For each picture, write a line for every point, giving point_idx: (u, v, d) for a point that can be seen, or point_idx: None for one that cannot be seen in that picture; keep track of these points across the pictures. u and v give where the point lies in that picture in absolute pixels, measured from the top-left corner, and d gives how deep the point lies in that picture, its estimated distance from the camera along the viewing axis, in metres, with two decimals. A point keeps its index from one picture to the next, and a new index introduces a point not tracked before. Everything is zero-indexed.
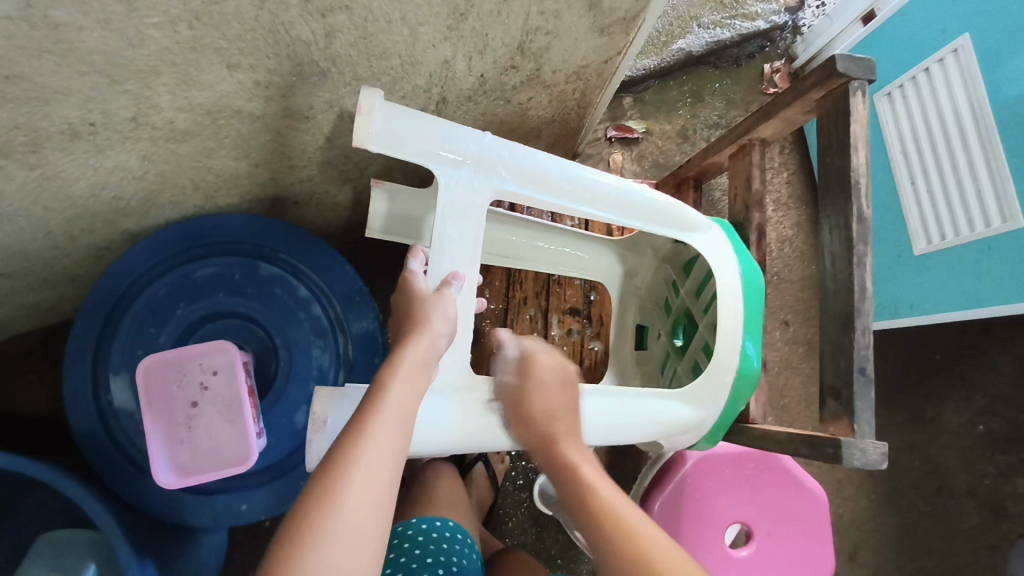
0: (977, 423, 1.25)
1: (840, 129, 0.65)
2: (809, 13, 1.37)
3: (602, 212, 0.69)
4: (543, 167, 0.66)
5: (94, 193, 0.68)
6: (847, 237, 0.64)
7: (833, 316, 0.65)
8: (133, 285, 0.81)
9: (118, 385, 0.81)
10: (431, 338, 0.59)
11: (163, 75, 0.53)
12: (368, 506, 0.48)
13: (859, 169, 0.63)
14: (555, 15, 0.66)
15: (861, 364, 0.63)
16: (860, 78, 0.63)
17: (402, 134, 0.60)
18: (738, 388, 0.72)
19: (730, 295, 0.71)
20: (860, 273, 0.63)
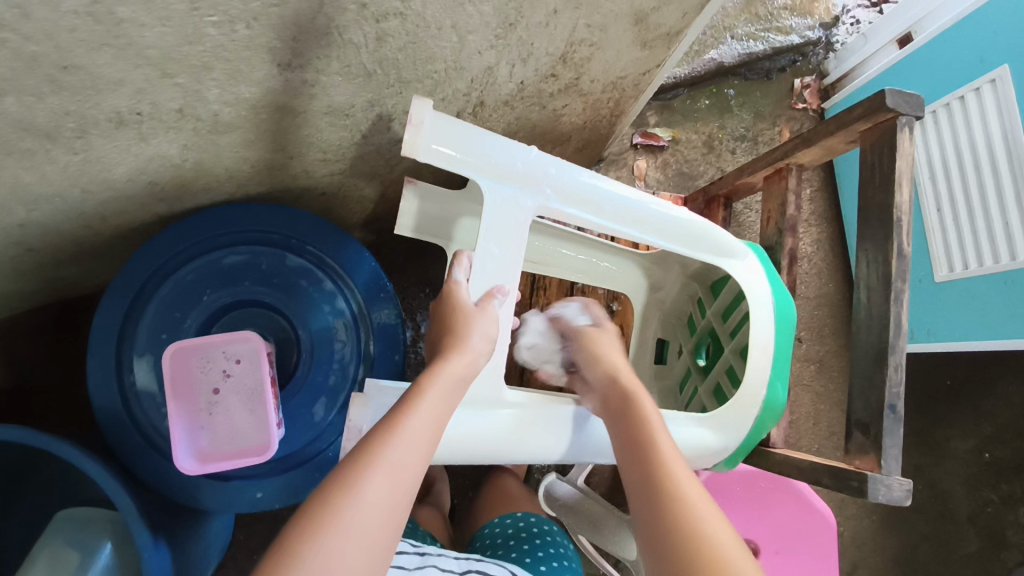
0: (983, 451, 1.26)
1: (881, 161, 0.65)
2: (843, 30, 1.37)
3: (639, 234, 0.70)
4: (587, 187, 0.68)
5: (132, 177, 0.68)
6: (885, 272, 0.65)
7: (865, 350, 0.66)
8: (161, 268, 0.81)
9: (141, 367, 0.82)
10: (473, 357, 0.62)
11: (214, 71, 0.54)
12: (385, 506, 0.48)
13: (902, 206, 0.64)
14: (601, 28, 0.66)
15: (892, 401, 0.64)
16: (909, 113, 0.63)
17: (454, 149, 0.62)
18: (762, 417, 0.72)
19: (762, 326, 0.72)
20: (896, 310, 0.63)
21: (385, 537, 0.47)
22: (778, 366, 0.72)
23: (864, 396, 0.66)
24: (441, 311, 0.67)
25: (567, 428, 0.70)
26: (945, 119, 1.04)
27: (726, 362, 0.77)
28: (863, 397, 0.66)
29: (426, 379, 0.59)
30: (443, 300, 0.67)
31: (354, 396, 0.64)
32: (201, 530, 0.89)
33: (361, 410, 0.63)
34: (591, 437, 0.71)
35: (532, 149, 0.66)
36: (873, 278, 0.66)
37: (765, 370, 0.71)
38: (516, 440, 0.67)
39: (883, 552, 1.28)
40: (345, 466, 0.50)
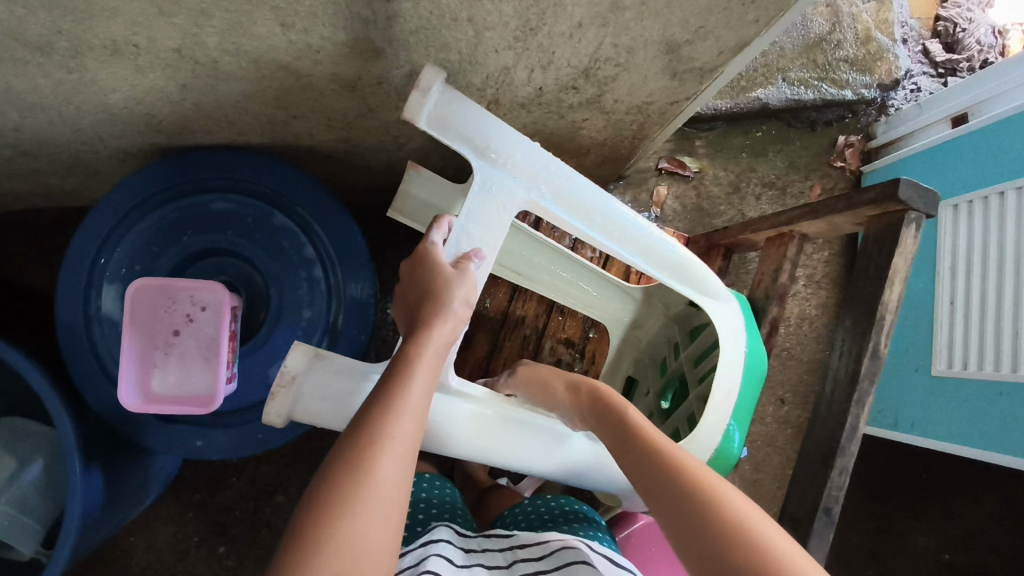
0: (944, 553, 1.22)
1: (884, 251, 0.62)
2: (901, 95, 1.32)
3: (627, 253, 0.66)
4: (586, 195, 0.63)
5: (128, 107, 0.67)
6: (855, 369, 0.63)
7: (817, 443, 0.66)
8: (148, 199, 0.80)
9: (109, 293, 0.81)
10: (455, 323, 0.57)
11: (214, 19, 0.52)
12: (398, 478, 0.47)
13: (888, 304, 0.62)
14: (629, 50, 0.63)
15: (828, 504, 0.64)
16: (920, 211, 0.59)
17: (455, 119, 0.57)
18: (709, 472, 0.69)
19: (727, 375, 0.68)
20: (856, 413, 0.63)
21: (399, 516, 0.46)
22: (736, 419, 0.69)
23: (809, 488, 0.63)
24: (414, 271, 0.61)
25: (528, 436, 0.65)
26: (978, 212, 1.00)
27: (688, 408, 0.74)
28: (803, 494, 0.65)
29: (416, 344, 0.55)
30: (416, 260, 0.61)
31: (297, 341, 0.60)
32: (142, 464, 0.89)
33: (298, 356, 0.60)
34: (553, 451, 0.66)
35: (535, 144, 0.61)
36: (845, 369, 0.64)
37: (721, 421, 0.68)
38: (464, 433, 0.62)
39: None
40: (341, 446, 0.48)
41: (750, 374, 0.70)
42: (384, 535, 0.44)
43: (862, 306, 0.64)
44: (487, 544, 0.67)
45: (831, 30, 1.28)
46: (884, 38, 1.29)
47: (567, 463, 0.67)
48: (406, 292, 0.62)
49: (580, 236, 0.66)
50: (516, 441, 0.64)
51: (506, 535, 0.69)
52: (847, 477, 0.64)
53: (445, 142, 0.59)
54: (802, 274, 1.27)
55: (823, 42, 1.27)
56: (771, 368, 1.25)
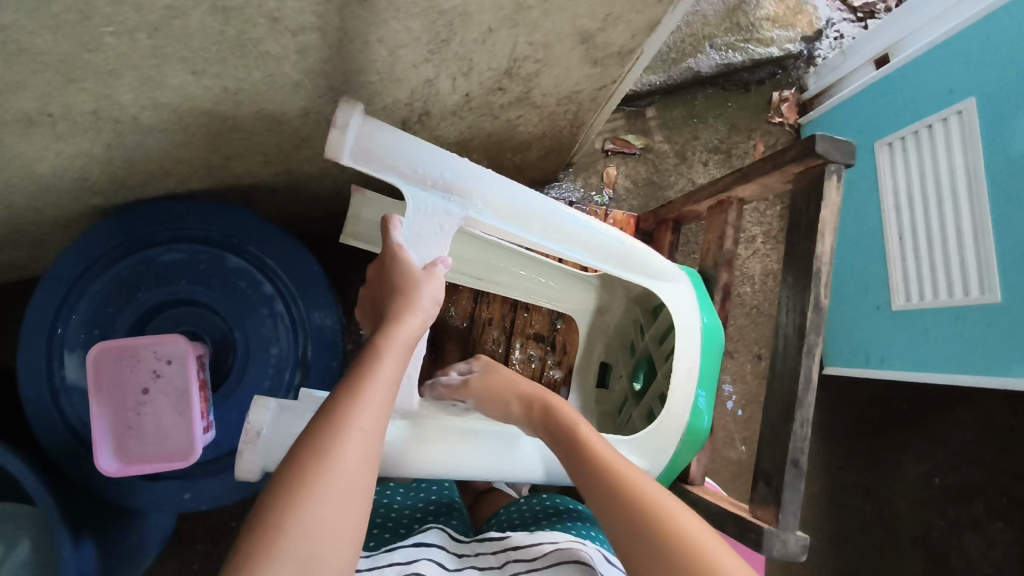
0: (933, 477, 1.26)
1: (811, 208, 0.63)
2: (826, 44, 1.34)
3: (573, 253, 0.67)
4: (522, 202, 0.64)
5: (57, 174, 0.66)
6: (801, 323, 0.62)
7: (775, 404, 0.64)
8: (95, 264, 0.79)
9: (71, 363, 0.80)
10: (419, 318, 0.57)
11: (124, 77, 0.51)
12: (362, 466, 0.47)
13: (822, 256, 0.61)
14: (545, 46, 0.65)
15: (795, 455, 0.61)
16: (838, 161, 0.60)
17: (379, 150, 0.57)
18: (681, 448, 0.68)
19: (685, 349, 0.68)
20: (807, 364, 0.61)
21: (362, 506, 0.46)
22: (702, 393, 0.68)
23: (772, 448, 0.63)
24: (381, 276, 0.60)
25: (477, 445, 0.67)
26: (911, 147, 1.03)
27: (659, 388, 0.73)
28: (771, 449, 0.63)
29: (382, 340, 0.55)
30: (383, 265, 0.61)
31: (257, 396, 0.59)
32: (134, 526, 0.88)
33: (261, 411, 0.59)
34: (507, 456, 0.68)
35: (464, 159, 0.61)
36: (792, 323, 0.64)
37: (687, 396, 0.67)
38: (420, 451, 0.65)
39: None
40: (310, 433, 0.47)
41: (709, 347, 0.69)
42: (347, 520, 0.44)
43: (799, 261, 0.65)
44: (480, 548, 0.67)
45: None
46: None
47: (528, 466, 0.69)
48: (373, 291, 0.62)
49: (525, 245, 0.66)
50: (467, 452, 0.67)
51: (499, 537, 0.68)
52: (810, 429, 0.61)
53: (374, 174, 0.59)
54: (759, 232, 1.31)
55: (743, 5, 1.30)
56: (743, 327, 1.28)
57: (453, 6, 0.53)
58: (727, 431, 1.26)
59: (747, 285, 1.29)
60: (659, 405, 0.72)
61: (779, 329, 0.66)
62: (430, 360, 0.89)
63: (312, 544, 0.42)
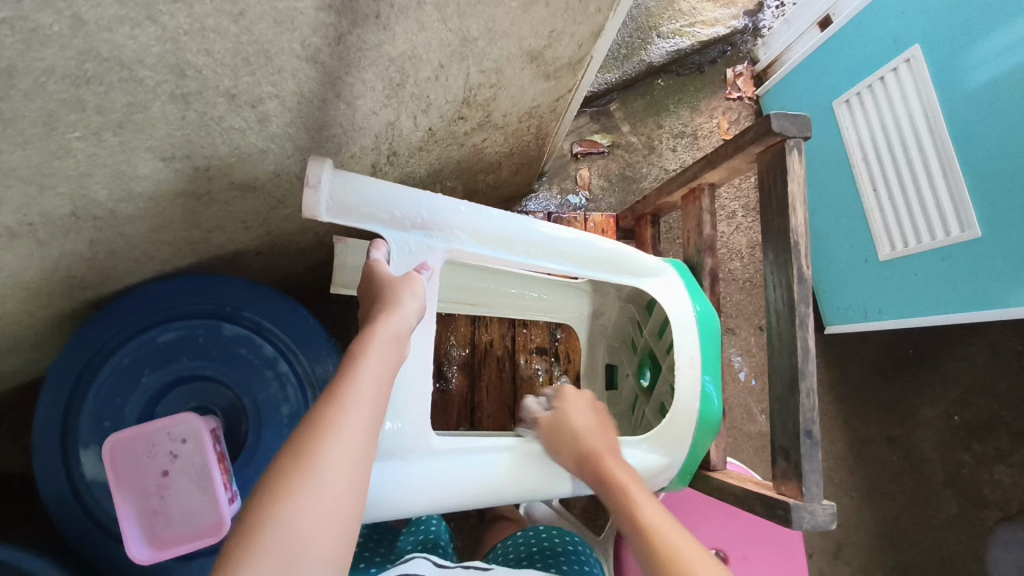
0: (953, 416, 1.29)
1: (778, 185, 0.64)
2: (769, 14, 1.37)
3: (559, 264, 0.68)
4: (501, 225, 0.65)
5: (46, 277, 0.67)
6: (789, 297, 0.63)
7: (780, 378, 0.64)
8: (95, 356, 0.80)
9: (87, 458, 0.81)
10: (403, 316, 0.57)
11: (96, 176, 0.52)
12: (346, 467, 0.47)
13: (796, 230, 0.62)
14: (496, 71, 0.66)
15: (807, 426, 0.61)
16: (796, 136, 0.62)
17: (354, 202, 0.58)
18: (698, 437, 0.69)
19: (684, 342, 0.69)
20: (803, 336, 0.61)
21: (352, 508, 0.47)
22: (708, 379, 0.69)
23: (784, 422, 0.64)
24: (365, 289, 0.61)
25: (507, 467, 0.67)
26: (868, 101, 1.05)
27: (666, 381, 0.73)
28: (783, 424, 0.64)
29: (364, 340, 0.54)
30: (367, 281, 0.61)
31: None
32: None
33: None
34: (536, 471, 0.68)
35: (437, 196, 0.63)
36: (781, 301, 0.64)
37: (693, 389, 0.68)
38: (433, 490, 0.63)
39: (866, 529, 1.30)
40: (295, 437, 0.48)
41: (705, 333, 0.70)
42: (331, 520, 0.45)
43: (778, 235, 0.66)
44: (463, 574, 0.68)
45: None
46: None
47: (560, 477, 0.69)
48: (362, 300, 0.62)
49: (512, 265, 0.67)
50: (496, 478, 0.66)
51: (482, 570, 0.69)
52: (818, 398, 0.62)
53: (353, 225, 0.60)
54: (738, 206, 1.33)
55: None
56: (740, 302, 1.29)
57: (401, 51, 0.54)
58: (743, 407, 1.27)
59: (736, 260, 1.31)
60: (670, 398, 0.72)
61: (770, 305, 0.67)
62: (439, 392, 0.88)
63: (293, 544, 0.43)
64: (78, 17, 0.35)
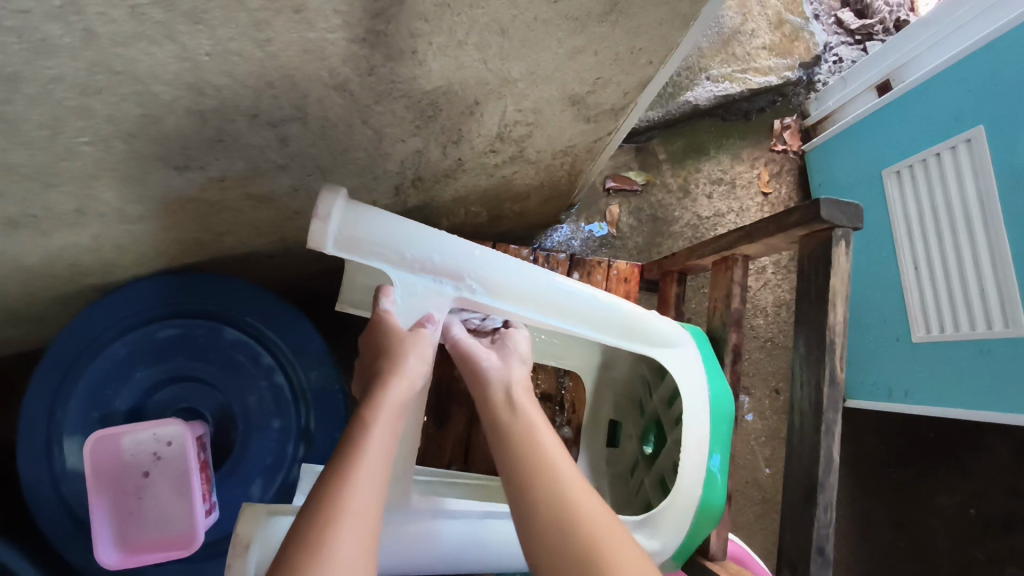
0: (969, 506, 1.19)
1: (819, 276, 0.60)
2: (825, 68, 1.33)
3: (570, 326, 0.64)
4: (517, 279, 0.62)
5: (48, 264, 0.65)
6: (817, 398, 0.59)
7: (796, 480, 0.60)
8: (89, 346, 0.78)
9: (70, 446, 0.78)
10: (409, 381, 0.56)
11: (104, 178, 0.50)
12: (358, 557, 0.44)
13: (834, 326, 0.58)
14: (534, 111, 0.63)
15: (820, 542, 0.57)
16: (845, 226, 0.58)
17: (365, 237, 0.55)
18: (695, 524, 0.65)
19: (692, 423, 0.65)
20: (827, 444, 0.57)
21: None
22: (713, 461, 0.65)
23: (795, 530, 0.59)
24: (370, 345, 0.59)
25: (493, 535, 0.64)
26: (920, 175, 1.00)
27: (670, 456, 0.69)
28: (793, 531, 0.60)
29: (369, 409, 0.53)
30: (373, 334, 0.59)
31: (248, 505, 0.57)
32: None
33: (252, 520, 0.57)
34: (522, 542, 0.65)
35: (454, 239, 0.59)
36: (806, 397, 0.60)
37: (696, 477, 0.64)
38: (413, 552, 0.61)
39: None
40: (299, 528, 0.45)
41: (717, 414, 0.66)
42: None
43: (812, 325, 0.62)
44: None
45: (743, 21, 1.29)
46: (796, 18, 1.31)
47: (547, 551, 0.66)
48: (365, 361, 0.61)
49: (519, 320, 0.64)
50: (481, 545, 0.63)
51: None
52: (835, 511, 0.58)
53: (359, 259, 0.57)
54: (768, 261, 1.27)
55: (738, 35, 1.28)
56: (757, 361, 1.24)
57: (437, 87, 0.51)
58: (747, 470, 1.22)
59: (759, 317, 1.26)
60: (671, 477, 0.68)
61: (793, 400, 0.63)
62: (434, 427, 0.86)
63: None
64: (90, 30, 0.33)
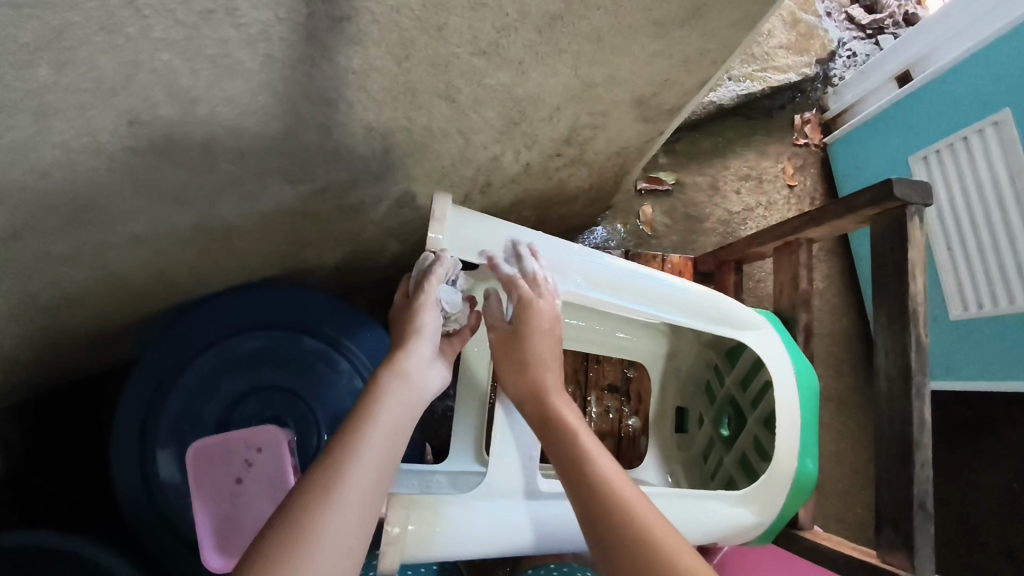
0: (1014, 481, 1.18)
1: (894, 252, 0.64)
2: (840, 63, 1.38)
3: (665, 313, 0.69)
4: (615, 271, 0.67)
5: (149, 280, 0.69)
6: (904, 365, 0.62)
7: (888, 445, 0.64)
8: (178, 361, 0.82)
9: (164, 458, 0.82)
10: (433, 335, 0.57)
11: (228, 195, 0.55)
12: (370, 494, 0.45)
13: (916, 296, 0.62)
14: (603, 114, 0.67)
15: (921, 499, 0.60)
16: (918, 203, 0.62)
17: (474, 237, 0.62)
18: (789, 498, 0.68)
19: (786, 403, 0.68)
20: (919, 407, 0.61)
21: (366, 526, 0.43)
22: (805, 434, 0.68)
23: (894, 491, 0.63)
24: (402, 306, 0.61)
25: None
26: (949, 159, 1.05)
27: (750, 434, 0.74)
28: (891, 492, 0.63)
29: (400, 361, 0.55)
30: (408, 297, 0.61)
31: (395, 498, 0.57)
32: None
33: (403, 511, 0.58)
34: None
35: (550, 238, 0.65)
36: (890, 365, 0.63)
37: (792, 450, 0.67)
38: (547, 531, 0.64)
39: None
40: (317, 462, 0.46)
41: (805, 388, 0.69)
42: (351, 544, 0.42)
43: (886, 301, 0.65)
44: None
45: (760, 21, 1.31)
46: (810, 17, 1.35)
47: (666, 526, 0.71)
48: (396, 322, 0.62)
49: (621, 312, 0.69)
50: None
51: None
52: (932, 468, 0.61)
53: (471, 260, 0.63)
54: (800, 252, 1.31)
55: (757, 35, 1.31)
56: None
57: (528, 93, 0.56)
58: None
59: None
60: (766, 456, 0.70)
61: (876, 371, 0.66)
62: None
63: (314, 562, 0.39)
64: (269, 54, 0.37)
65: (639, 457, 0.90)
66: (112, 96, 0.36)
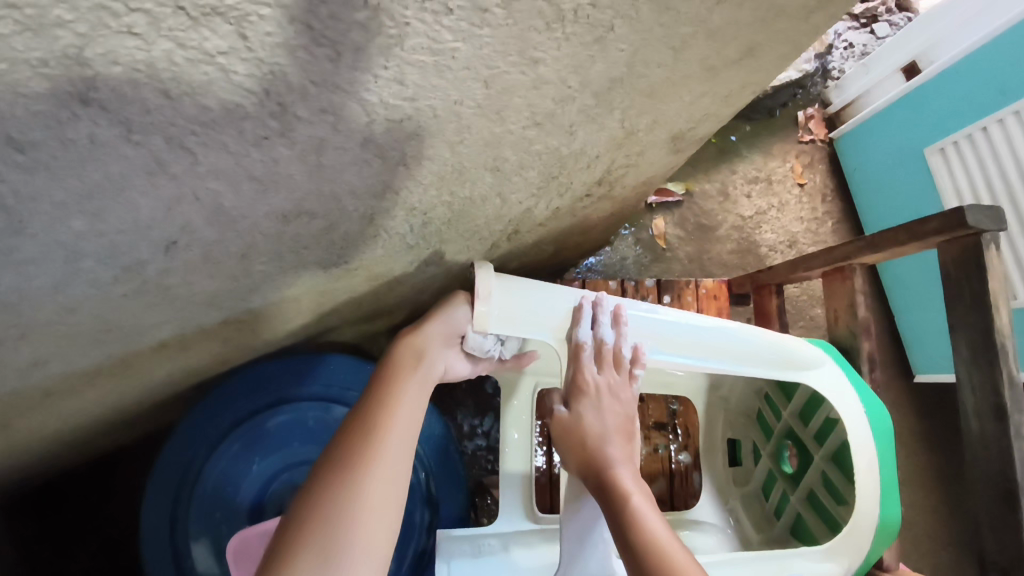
0: None
1: (971, 280, 0.62)
2: (838, 54, 1.34)
3: (730, 365, 0.66)
4: (677, 328, 0.64)
5: (170, 372, 0.65)
6: (997, 403, 0.60)
7: (987, 485, 0.61)
8: (203, 446, 0.77)
9: (198, 551, 0.77)
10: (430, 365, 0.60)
11: (260, 289, 0.50)
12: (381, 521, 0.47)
13: (1003, 330, 0.60)
14: (639, 154, 0.64)
15: None
16: (991, 229, 0.60)
17: (519, 312, 0.59)
18: (874, 545, 0.65)
19: (863, 448, 0.65)
20: (1020, 447, 0.59)
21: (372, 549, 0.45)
22: (885, 480, 0.65)
23: (998, 534, 0.60)
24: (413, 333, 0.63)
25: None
26: (968, 150, 1.02)
27: (818, 471, 0.72)
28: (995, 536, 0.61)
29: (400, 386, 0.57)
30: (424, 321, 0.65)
31: None
32: None
33: None
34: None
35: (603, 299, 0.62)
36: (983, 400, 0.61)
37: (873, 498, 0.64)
38: None
39: None
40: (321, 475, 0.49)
41: (878, 427, 0.67)
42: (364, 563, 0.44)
43: (966, 332, 0.63)
44: None
45: None
46: None
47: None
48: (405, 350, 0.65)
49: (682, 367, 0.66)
50: None
51: None
52: None
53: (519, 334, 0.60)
54: None
55: None
56: None
57: (572, 150, 0.52)
58: None
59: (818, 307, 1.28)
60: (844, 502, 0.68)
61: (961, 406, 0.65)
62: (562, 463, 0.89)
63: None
64: (319, 164, 0.33)
65: (695, 495, 0.88)
66: (151, 229, 0.32)
